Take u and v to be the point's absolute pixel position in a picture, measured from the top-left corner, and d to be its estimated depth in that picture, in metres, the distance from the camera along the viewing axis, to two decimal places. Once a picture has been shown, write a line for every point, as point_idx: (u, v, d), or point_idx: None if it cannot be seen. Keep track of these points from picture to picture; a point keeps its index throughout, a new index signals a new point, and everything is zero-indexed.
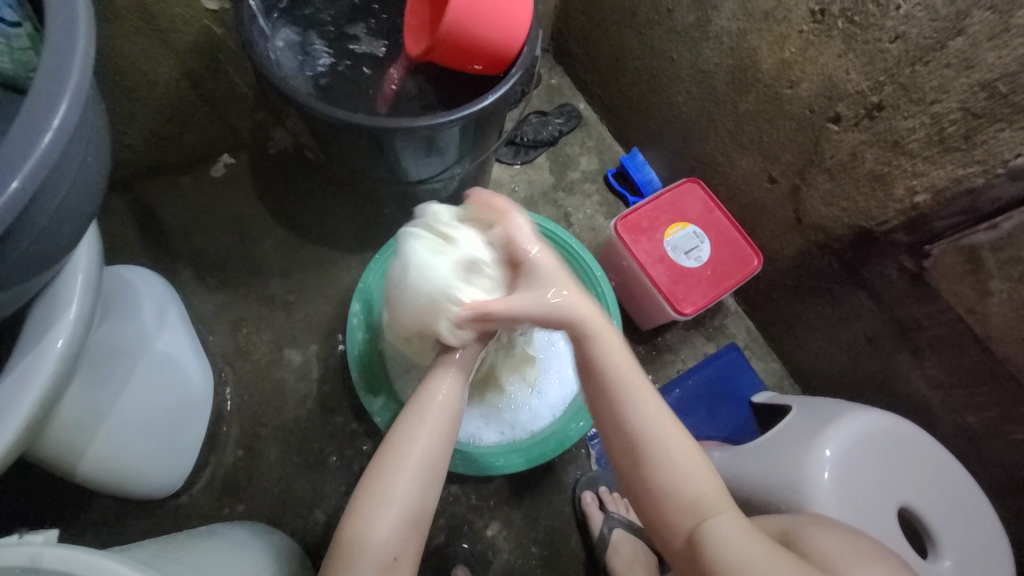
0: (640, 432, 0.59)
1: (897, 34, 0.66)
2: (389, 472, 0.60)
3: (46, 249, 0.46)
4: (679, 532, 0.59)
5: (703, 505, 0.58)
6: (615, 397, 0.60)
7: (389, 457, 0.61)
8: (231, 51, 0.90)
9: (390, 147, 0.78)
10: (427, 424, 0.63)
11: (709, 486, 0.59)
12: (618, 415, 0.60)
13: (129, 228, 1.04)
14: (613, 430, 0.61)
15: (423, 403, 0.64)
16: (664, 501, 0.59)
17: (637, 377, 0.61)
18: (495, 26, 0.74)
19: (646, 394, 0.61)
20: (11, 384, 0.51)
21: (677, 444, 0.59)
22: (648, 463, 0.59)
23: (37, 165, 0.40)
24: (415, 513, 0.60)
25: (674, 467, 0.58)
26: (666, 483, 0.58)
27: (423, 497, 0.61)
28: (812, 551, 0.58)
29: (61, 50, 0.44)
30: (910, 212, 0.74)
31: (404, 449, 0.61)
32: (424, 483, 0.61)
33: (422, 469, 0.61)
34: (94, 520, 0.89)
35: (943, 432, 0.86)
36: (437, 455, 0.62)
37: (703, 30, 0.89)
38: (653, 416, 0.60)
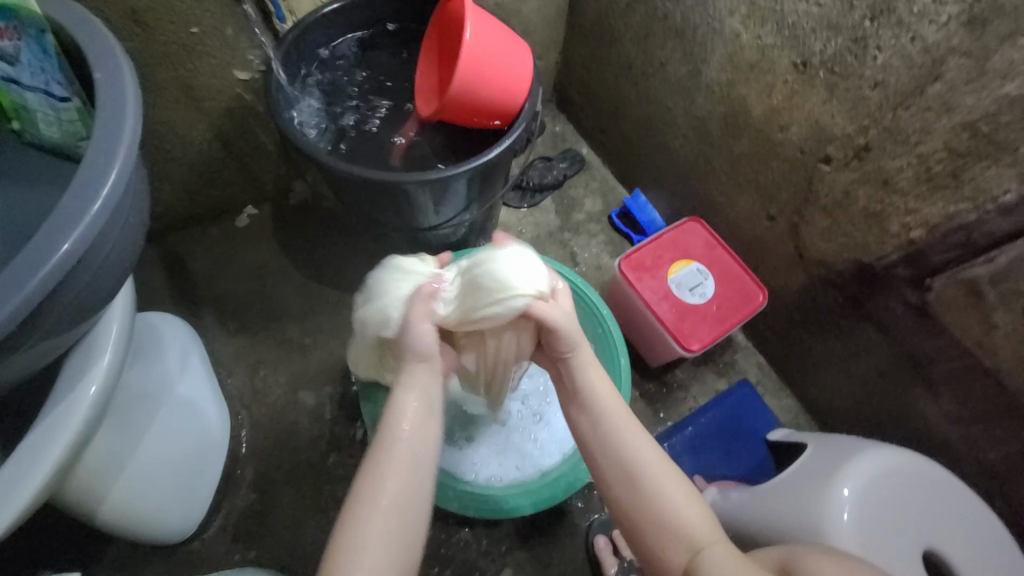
0: (628, 463, 0.61)
1: (877, 81, 0.70)
2: (364, 519, 0.55)
3: (88, 301, 0.51)
4: (675, 564, 0.58)
5: (696, 536, 0.58)
6: (602, 428, 0.62)
7: (360, 501, 0.56)
8: (258, 114, 0.98)
9: (402, 198, 0.84)
10: (396, 458, 0.58)
11: (699, 515, 0.59)
12: (604, 448, 0.62)
13: (157, 276, 1.10)
14: (602, 464, 0.62)
15: (391, 439, 0.58)
16: (656, 531, 0.59)
17: (623, 412, 0.64)
18: (500, 85, 0.81)
19: (632, 427, 0.63)
20: (44, 429, 0.54)
21: (665, 474, 0.60)
22: (639, 494, 0.60)
23: (87, 228, 0.45)
24: (394, 559, 0.55)
25: (663, 497, 0.59)
26: (655, 516, 0.59)
27: (402, 539, 0.55)
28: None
29: (112, 125, 0.50)
30: (908, 247, 0.75)
31: (375, 489, 0.56)
32: (400, 524, 0.56)
33: (397, 511, 0.56)
34: (109, 566, 0.89)
35: (967, 470, 0.84)
36: (406, 491, 0.57)
37: (694, 80, 0.94)
38: (638, 448, 0.62)
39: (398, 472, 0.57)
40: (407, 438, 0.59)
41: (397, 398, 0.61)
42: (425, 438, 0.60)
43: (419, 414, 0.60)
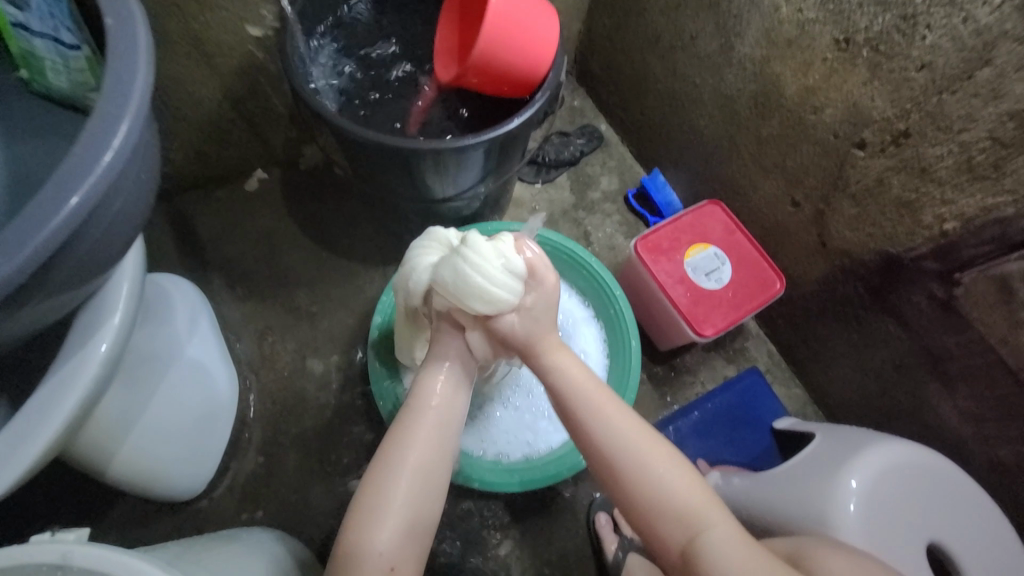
0: (611, 449, 0.60)
1: (923, 63, 0.66)
2: (382, 488, 0.58)
3: (98, 259, 0.49)
4: (673, 544, 0.58)
5: (691, 513, 0.58)
6: (582, 418, 0.61)
7: (384, 469, 0.59)
8: (270, 73, 0.94)
9: (418, 167, 0.81)
10: (420, 431, 0.60)
11: (694, 496, 0.58)
12: (587, 431, 0.61)
13: (166, 239, 1.08)
14: (586, 448, 0.62)
15: (418, 410, 0.62)
16: (653, 511, 0.58)
17: (604, 397, 0.62)
18: (522, 54, 0.77)
19: (616, 409, 0.62)
20: (55, 385, 0.54)
21: (653, 454, 0.60)
22: (626, 478, 0.59)
23: (96, 181, 0.43)
24: (413, 522, 0.58)
25: (653, 476, 0.59)
26: (648, 493, 0.58)
27: (422, 505, 0.59)
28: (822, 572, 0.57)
29: (122, 75, 0.47)
30: (939, 239, 0.73)
31: (398, 459, 0.59)
32: (422, 491, 0.59)
33: (419, 480, 0.59)
34: (119, 520, 0.91)
35: (975, 467, 0.83)
36: (430, 463, 0.60)
37: (726, 56, 0.90)
38: (623, 426, 0.61)
39: (421, 444, 0.60)
40: (435, 416, 0.62)
41: (431, 371, 0.64)
42: (449, 412, 0.63)
43: (447, 391, 0.63)
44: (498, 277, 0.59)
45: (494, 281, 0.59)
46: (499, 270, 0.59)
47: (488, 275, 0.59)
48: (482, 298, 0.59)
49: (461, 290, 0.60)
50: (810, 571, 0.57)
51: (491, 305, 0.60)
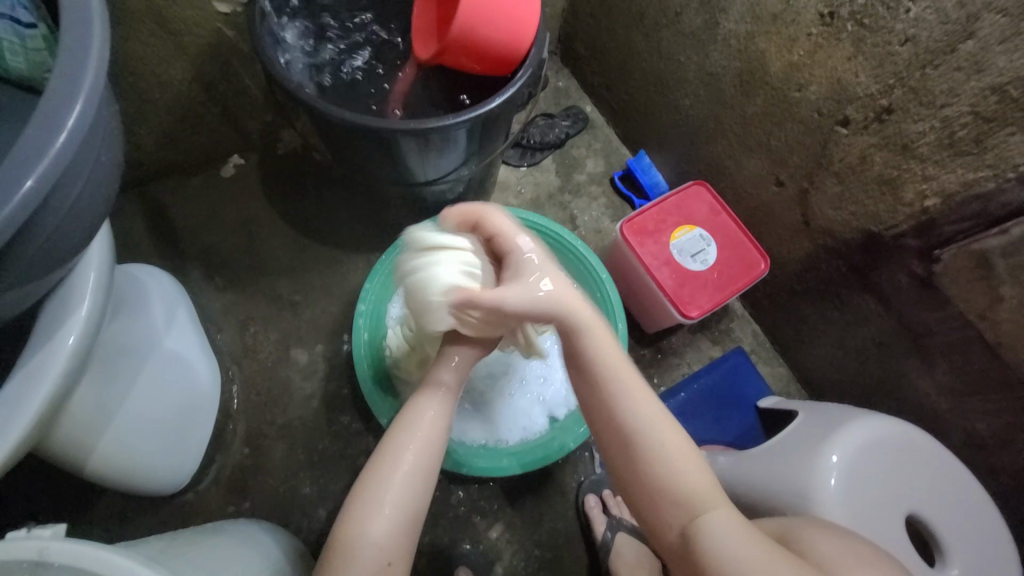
0: (630, 427, 0.59)
1: (907, 36, 0.66)
2: (379, 481, 0.60)
3: (59, 247, 0.47)
4: (674, 524, 0.58)
5: (696, 500, 0.58)
6: (603, 393, 0.60)
7: (388, 454, 0.62)
8: (241, 53, 0.91)
9: (397, 149, 0.79)
10: (428, 417, 0.64)
11: (700, 481, 0.59)
12: (610, 410, 0.60)
13: (139, 228, 1.05)
14: (606, 427, 0.60)
15: (414, 409, 0.64)
16: (657, 496, 0.59)
17: (627, 377, 0.61)
18: (502, 29, 0.75)
19: (637, 389, 0.60)
20: (22, 380, 0.52)
21: (668, 437, 0.59)
22: (639, 457, 0.59)
23: (50, 164, 0.41)
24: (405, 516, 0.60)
25: (665, 460, 0.58)
26: (658, 479, 0.58)
27: (421, 493, 0.61)
28: (808, 552, 0.57)
29: (75, 51, 0.45)
30: (920, 217, 0.73)
31: (402, 445, 0.62)
32: (425, 476, 0.62)
33: (414, 475, 0.61)
34: (102, 515, 0.90)
35: (953, 440, 0.85)
36: (438, 445, 0.63)
37: (711, 32, 0.88)
38: (646, 411, 0.60)
39: (428, 430, 0.63)
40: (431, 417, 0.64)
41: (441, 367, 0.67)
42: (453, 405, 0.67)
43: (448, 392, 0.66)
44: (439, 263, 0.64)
45: (447, 256, 0.64)
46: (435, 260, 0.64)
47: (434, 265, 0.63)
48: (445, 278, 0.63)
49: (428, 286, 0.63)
50: (799, 551, 0.58)
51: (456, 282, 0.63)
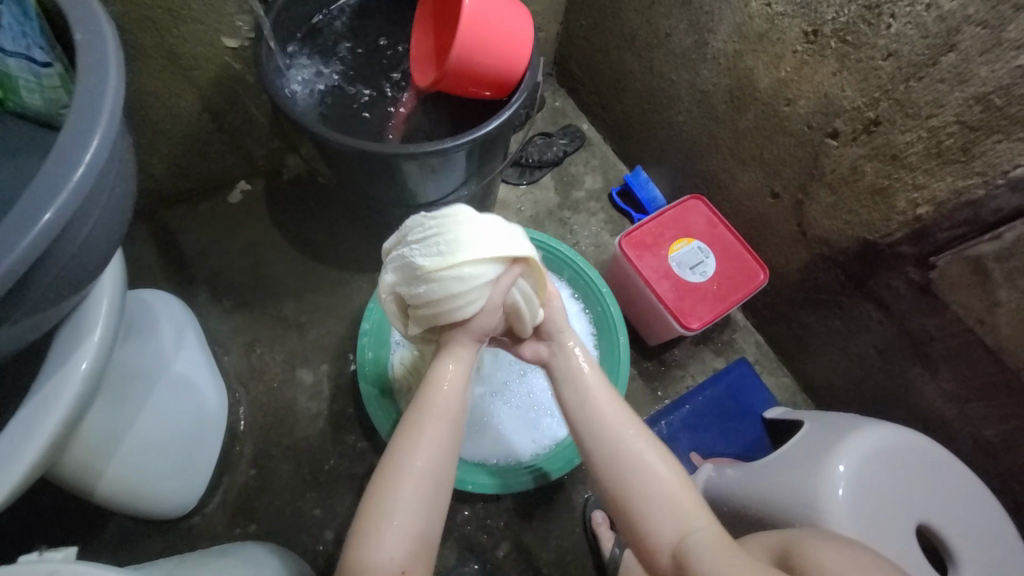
0: (616, 444, 0.62)
1: (890, 51, 0.68)
2: (388, 491, 0.58)
3: (75, 273, 0.49)
4: (662, 543, 0.58)
5: (684, 515, 0.58)
6: (588, 413, 0.64)
7: (389, 472, 0.59)
8: (248, 84, 0.94)
9: (399, 172, 0.81)
10: (428, 428, 0.61)
11: (685, 495, 0.60)
12: (595, 429, 0.63)
13: (150, 253, 1.07)
14: (593, 448, 0.62)
15: (420, 411, 0.61)
16: (645, 515, 0.59)
17: (608, 396, 0.65)
18: (497, 56, 0.78)
19: (619, 410, 0.64)
20: (37, 405, 0.54)
21: (651, 452, 0.61)
22: (624, 473, 0.60)
23: (68, 197, 0.43)
24: (417, 525, 0.58)
25: (649, 475, 0.60)
26: (645, 495, 0.59)
27: (429, 508, 0.59)
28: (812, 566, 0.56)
29: (92, 90, 0.47)
30: (914, 224, 0.74)
31: (404, 460, 0.59)
32: (430, 491, 0.59)
33: (424, 483, 0.59)
34: (109, 539, 0.90)
35: (962, 447, 0.84)
36: (447, 452, 0.61)
37: (700, 52, 0.91)
38: (629, 430, 0.63)
39: (430, 444, 0.60)
40: (437, 422, 0.61)
41: (438, 363, 0.64)
42: (456, 410, 0.63)
43: (453, 383, 0.63)
44: (392, 266, 0.63)
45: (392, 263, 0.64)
46: (391, 263, 0.64)
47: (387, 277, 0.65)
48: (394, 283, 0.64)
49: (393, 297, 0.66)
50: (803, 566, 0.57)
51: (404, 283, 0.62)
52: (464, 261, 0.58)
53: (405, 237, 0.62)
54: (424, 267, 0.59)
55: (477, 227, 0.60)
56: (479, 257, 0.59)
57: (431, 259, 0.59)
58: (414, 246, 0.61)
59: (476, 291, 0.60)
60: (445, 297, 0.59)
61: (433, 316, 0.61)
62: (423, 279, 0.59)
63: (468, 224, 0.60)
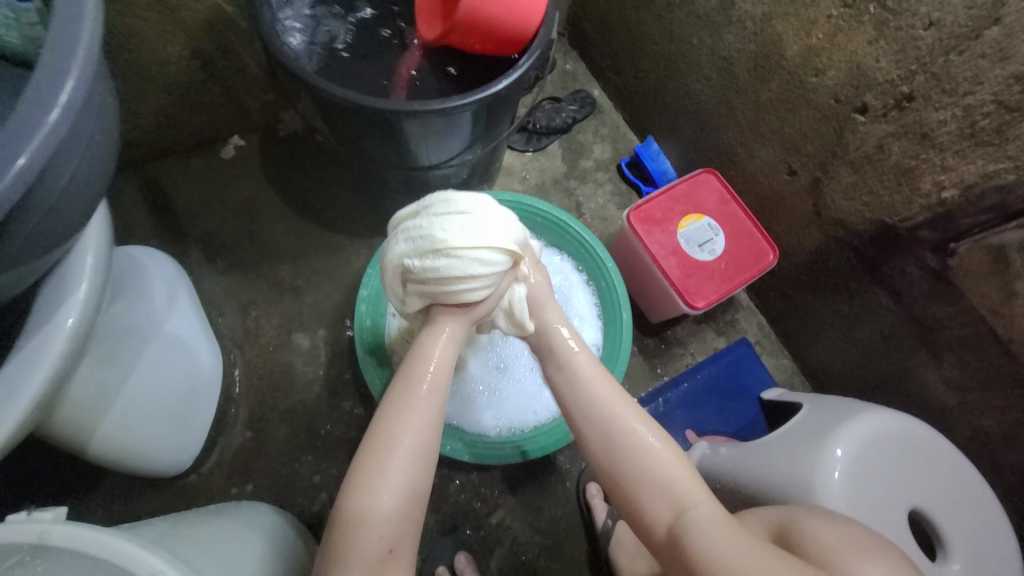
0: (607, 424, 0.61)
1: (931, 21, 0.63)
2: (372, 469, 0.56)
3: (53, 228, 0.46)
4: (659, 522, 0.58)
5: (679, 493, 0.57)
6: (580, 394, 0.63)
7: (376, 448, 0.57)
8: (241, 30, 0.88)
9: (401, 132, 0.77)
10: (417, 406, 0.59)
11: (679, 473, 0.59)
12: (583, 410, 0.62)
13: (141, 209, 1.03)
14: (586, 428, 0.62)
15: (405, 390, 0.60)
16: (641, 490, 0.58)
17: (600, 375, 0.64)
18: (511, 6, 0.72)
19: (611, 389, 0.63)
20: (21, 362, 0.52)
21: (644, 429, 0.60)
22: (617, 453, 0.60)
23: (42, 142, 0.39)
24: (402, 505, 0.56)
25: (644, 451, 0.59)
26: (638, 474, 0.58)
27: (415, 488, 0.57)
28: (808, 545, 0.56)
29: (67, 23, 0.42)
30: (936, 209, 0.72)
31: (394, 436, 0.58)
32: (417, 468, 0.58)
33: (409, 462, 0.57)
34: (106, 494, 0.90)
35: (958, 434, 0.84)
36: (434, 429, 0.59)
37: (725, 14, 0.85)
38: (620, 409, 0.61)
39: (419, 421, 0.59)
40: (422, 402, 0.59)
41: (430, 330, 0.63)
42: (443, 388, 0.62)
43: (441, 360, 0.62)
44: (405, 235, 0.60)
45: (403, 232, 0.61)
46: (402, 234, 0.62)
47: (394, 246, 0.61)
48: (401, 253, 0.60)
49: (394, 268, 0.62)
50: (796, 539, 0.58)
51: (414, 255, 0.59)
52: (486, 243, 0.58)
53: (423, 209, 0.61)
54: (447, 242, 0.57)
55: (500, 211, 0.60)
56: (499, 241, 0.59)
57: (453, 234, 0.58)
58: (434, 219, 0.59)
59: (491, 274, 0.60)
60: (460, 275, 0.58)
61: (442, 293, 0.60)
62: (440, 253, 0.58)
63: (492, 207, 0.60)
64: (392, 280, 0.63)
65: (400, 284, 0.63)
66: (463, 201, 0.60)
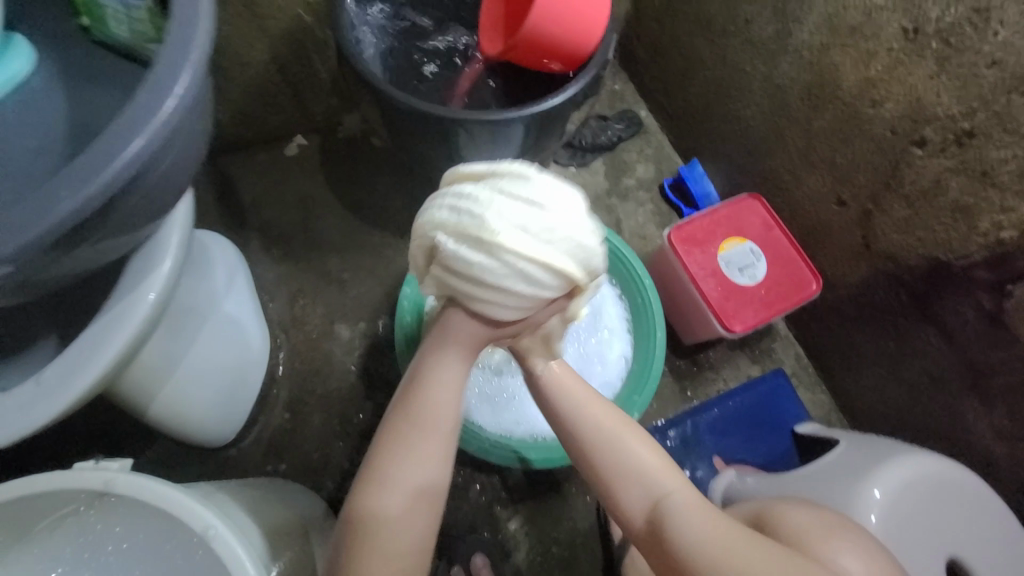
0: (579, 418, 0.58)
1: (994, 60, 0.63)
2: (370, 502, 0.54)
3: (153, 205, 0.51)
4: (639, 516, 0.57)
5: (654, 481, 0.57)
6: (555, 394, 0.59)
7: (374, 492, 0.54)
8: (317, 39, 0.96)
9: (456, 139, 0.81)
10: (418, 447, 0.54)
11: (655, 463, 0.58)
12: (554, 405, 0.59)
13: (208, 197, 1.12)
14: (559, 422, 0.59)
15: (410, 426, 0.54)
16: (621, 481, 0.57)
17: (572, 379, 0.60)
18: (573, 27, 0.76)
19: (587, 391, 0.60)
20: (109, 324, 0.57)
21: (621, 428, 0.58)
22: (592, 448, 0.57)
23: (158, 128, 0.45)
24: (408, 537, 0.55)
25: (619, 440, 0.57)
26: (615, 463, 0.57)
27: (419, 522, 0.55)
28: (785, 529, 0.61)
29: (185, 24, 0.48)
30: (994, 247, 0.70)
31: (394, 482, 0.54)
32: (419, 514, 0.54)
33: (411, 498, 0.54)
34: (152, 458, 0.97)
35: (1006, 488, 0.80)
36: (440, 465, 0.55)
37: (781, 43, 0.86)
38: (586, 401, 0.59)
39: (419, 465, 0.54)
40: (424, 439, 0.54)
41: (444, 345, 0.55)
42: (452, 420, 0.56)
43: (451, 394, 0.55)
44: (452, 207, 0.50)
45: (449, 200, 0.50)
46: (449, 201, 0.50)
47: (434, 210, 0.51)
48: (438, 226, 0.50)
49: (424, 235, 0.51)
50: (773, 527, 0.63)
51: (452, 235, 0.49)
52: (541, 256, 0.48)
53: (488, 180, 0.50)
54: (497, 238, 0.47)
55: (570, 225, 0.50)
56: (555, 260, 0.49)
57: (509, 233, 0.47)
58: (493, 199, 0.48)
59: (529, 297, 0.50)
60: (496, 282, 0.48)
61: (471, 300, 0.50)
62: (483, 246, 0.47)
63: (564, 211, 0.49)
64: (418, 248, 0.52)
65: (424, 258, 0.52)
66: (532, 193, 0.49)
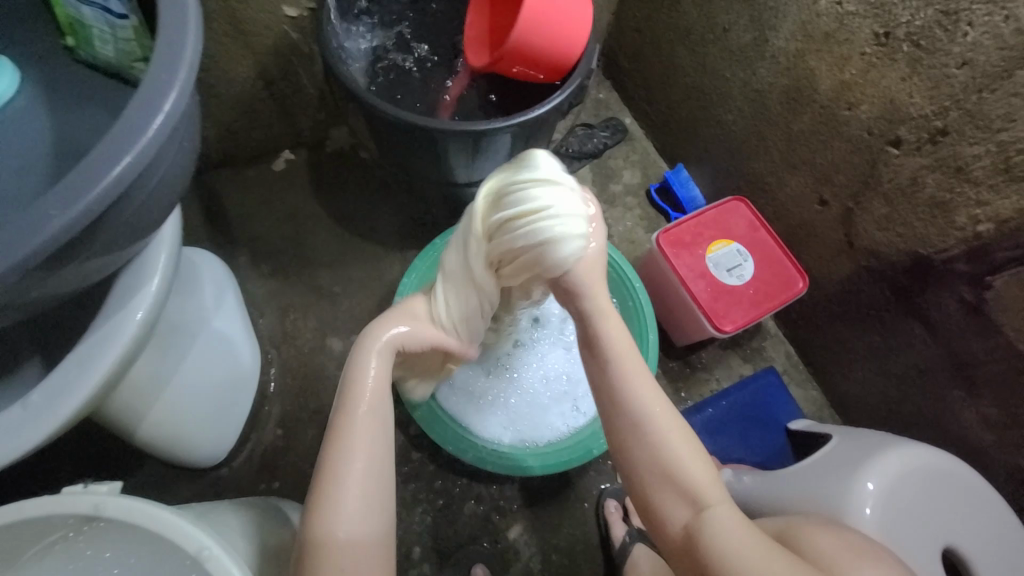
0: (638, 416, 0.57)
1: (964, 60, 0.65)
2: (326, 497, 0.54)
3: (141, 221, 0.51)
4: (675, 521, 0.56)
5: (700, 490, 0.55)
6: (613, 385, 0.58)
7: (324, 485, 0.54)
8: (303, 54, 0.96)
9: (443, 150, 0.82)
10: (359, 430, 0.57)
11: (704, 474, 0.56)
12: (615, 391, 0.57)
13: (196, 214, 1.11)
14: (615, 413, 0.58)
15: (345, 411, 0.58)
16: (666, 487, 0.55)
17: (640, 373, 0.58)
18: (556, 38, 0.77)
19: (651, 388, 0.58)
20: (96, 344, 0.56)
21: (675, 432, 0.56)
22: (645, 447, 0.56)
23: (146, 145, 0.45)
24: (368, 525, 0.54)
25: (669, 446, 0.56)
26: (664, 466, 0.55)
27: (376, 510, 0.55)
28: (806, 545, 0.58)
29: (173, 41, 0.48)
30: (972, 241, 0.72)
31: (342, 470, 0.55)
32: (369, 500, 0.55)
33: (361, 482, 0.55)
34: (142, 481, 0.94)
35: (995, 475, 0.82)
36: (384, 441, 0.58)
37: (759, 49, 0.89)
38: (649, 398, 0.57)
39: (363, 446, 0.56)
40: (364, 420, 0.57)
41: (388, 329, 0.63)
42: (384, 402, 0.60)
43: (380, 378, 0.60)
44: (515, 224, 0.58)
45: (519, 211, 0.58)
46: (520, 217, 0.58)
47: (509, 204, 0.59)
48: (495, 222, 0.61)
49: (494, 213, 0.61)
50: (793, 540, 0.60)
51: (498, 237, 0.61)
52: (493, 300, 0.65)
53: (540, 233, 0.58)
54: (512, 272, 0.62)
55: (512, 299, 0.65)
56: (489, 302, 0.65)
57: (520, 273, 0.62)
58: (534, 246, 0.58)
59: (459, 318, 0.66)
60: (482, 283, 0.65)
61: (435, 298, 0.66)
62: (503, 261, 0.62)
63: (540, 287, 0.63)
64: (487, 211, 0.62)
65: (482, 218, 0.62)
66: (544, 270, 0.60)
